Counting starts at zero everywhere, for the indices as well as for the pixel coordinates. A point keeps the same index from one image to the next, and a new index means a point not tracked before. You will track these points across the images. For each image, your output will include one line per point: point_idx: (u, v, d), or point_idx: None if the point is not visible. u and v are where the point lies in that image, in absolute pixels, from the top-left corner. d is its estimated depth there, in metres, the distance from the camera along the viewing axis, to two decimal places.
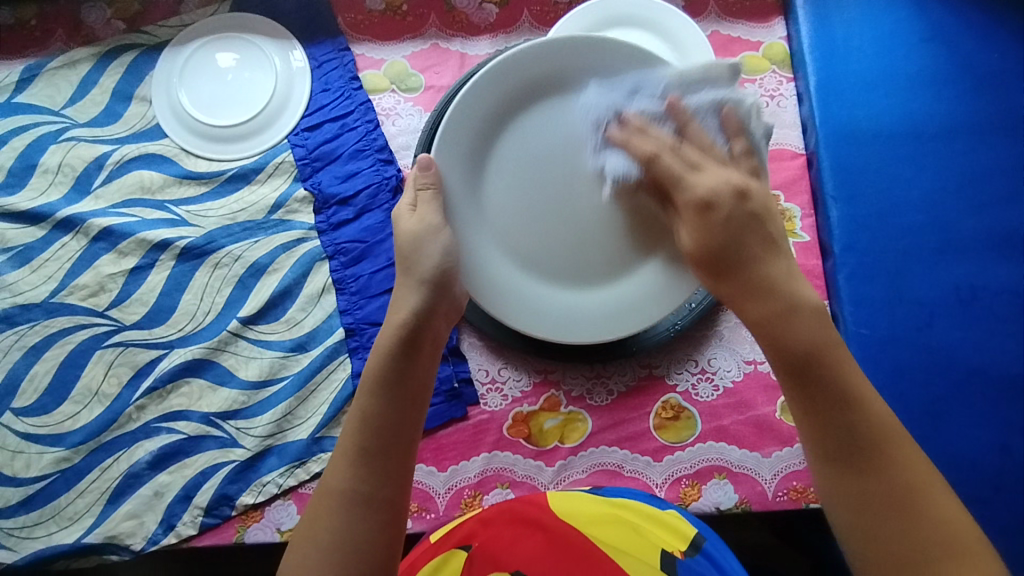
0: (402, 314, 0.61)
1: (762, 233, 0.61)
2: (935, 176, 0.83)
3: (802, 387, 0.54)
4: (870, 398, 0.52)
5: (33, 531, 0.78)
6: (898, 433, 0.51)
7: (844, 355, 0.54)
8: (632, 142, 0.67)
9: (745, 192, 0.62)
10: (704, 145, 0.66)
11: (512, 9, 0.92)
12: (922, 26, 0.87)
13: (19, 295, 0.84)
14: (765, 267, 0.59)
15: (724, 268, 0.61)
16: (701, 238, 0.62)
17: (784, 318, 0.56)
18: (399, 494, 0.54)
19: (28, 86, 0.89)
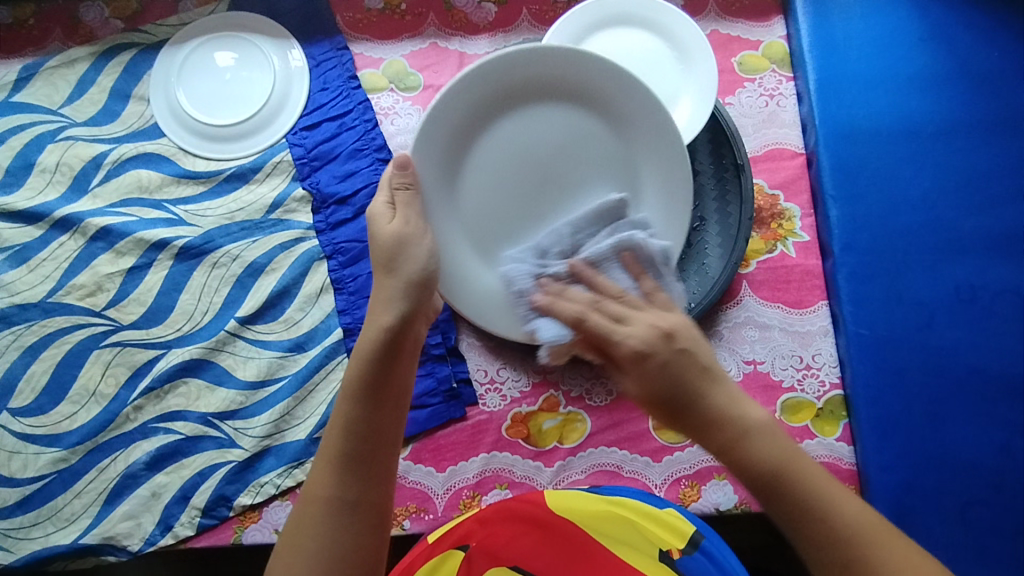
0: (386, 319, 0.57)
1: (697, 363, 0.49)
2: (936, 175, 0.83)
3: (775, 506, 0.47)
4: (836, 504, 0.46)
5: (29, 532, 0.78)
6: (873, 527, 0.46)
7: (804, 466, 0.48)
8: (556, 305, 0.56)
9: (671, 330, 0.50)
10: (621, 294, 0.55)
11: (511, 8, 0.92)
12: (921, 25, 0.86)
13: (16, 295, 0.83)
14: (709, 397, 0.49)
15: (676, 412, 0.49)
16: (642, 390, 0.49)
17: (740, 451, 0.47)
18: (384, 498, 0.54)
19: (26, 84, 0.89)
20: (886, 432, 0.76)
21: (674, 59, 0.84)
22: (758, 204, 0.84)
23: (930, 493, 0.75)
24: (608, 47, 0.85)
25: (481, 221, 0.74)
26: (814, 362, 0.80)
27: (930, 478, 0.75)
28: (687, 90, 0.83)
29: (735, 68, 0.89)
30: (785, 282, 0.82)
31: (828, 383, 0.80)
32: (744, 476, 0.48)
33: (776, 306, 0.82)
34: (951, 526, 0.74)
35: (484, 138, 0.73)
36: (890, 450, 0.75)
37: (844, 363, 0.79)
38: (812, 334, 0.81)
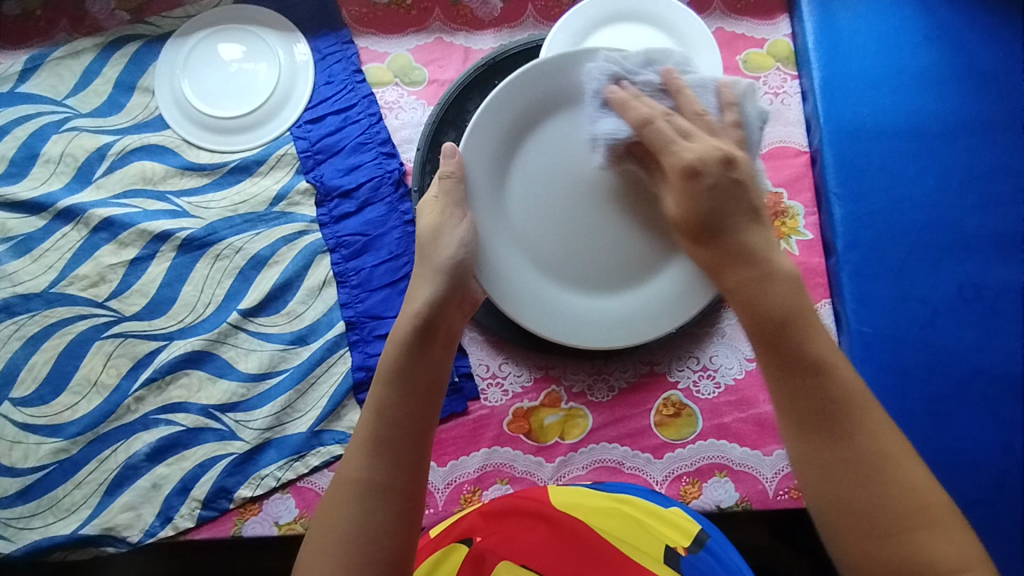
0: (416, 306, 0.60)
1: (744, 200, 0.55)
2: (940, 175, 0.83)
3: (773, 351, 0.50)
4: (839, 370, 0.48)
5: (30, 522, 0.78)
6: (867, 399, 0.48)
7: (819, 326, 0.50)
8: (631, 104, 0.61)
9: (731, 157, 0.56)
10: (702, 115, 0.60)
11: (517, 3, 0.92)
12: (927, 24, 0.86)
13: (19, 285, 0.83)
14: (749, 234, 0.54)
15: (712, 235, 0.55)
16: (685, 207, 0.56)
17: (761, 282, 0.52)
18: (415, 484, 0.53)
19: (32, 75, 0.89)
20: None
21: None
22: None
23: None
24: (614, 43, 0.85)
25: (527, 235, 0.73)
26: None
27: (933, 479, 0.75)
28: None
29: (740, 66, 0.89)
30: None
31: None
32: (752, 315, 0.52)
33: None
34: None
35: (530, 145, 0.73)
36: None
37: None
38: None
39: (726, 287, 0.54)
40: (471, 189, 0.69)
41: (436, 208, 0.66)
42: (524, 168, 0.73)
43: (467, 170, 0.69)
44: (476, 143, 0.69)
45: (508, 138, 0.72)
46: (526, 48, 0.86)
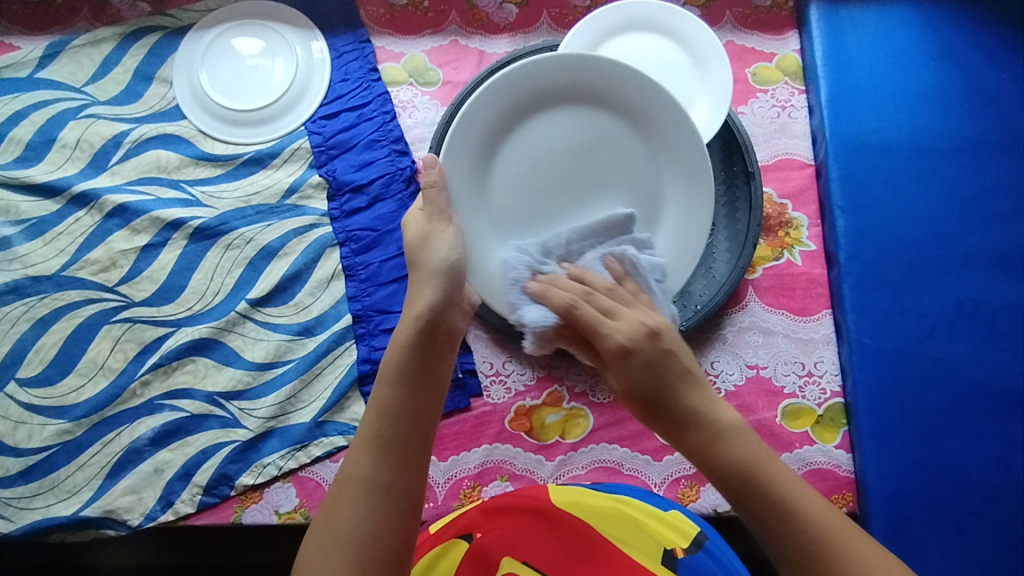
0: (418, 306, 0.60)
1: (676, 366, 0.56)
2: (942, 191, 0.84)
3: (745, 510, 0.50)
4: (808, 511, 0.48)
5: (30, 503, 0.78)
6: (838, 533, 0.47)
7: (774, 465, 0.50)
8: (551, 293, 0.60)
9: (657, 329, 0.57)
10: (612, 291, 0.61)
11: (532, 10, 0.94)
12: (932, 45, 0.88)
13: (30, 267, 0.84)
14: (686, 396, 0.54)
15: (658, 406, 0.55)
16: (624, 383, 0.56)
17: (716, 442, 0.52)
18: (418, 483, 0.53)
19: (51, 61, 0.90)
20: (886, 442, 0.77)
21: (690, 67, 0.86)
22: (766, 212, 0.86)
23: (927, 504, 0.75)
24: (626, 51, 0.86)
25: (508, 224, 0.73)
26: (816, 369, 0.81)
27: (928, 489, 0.76)
28: (702, 96, 0.84)
29: (748, 78, 0.90)
30: (790, 289, 0.84)
31: (829, 391, 0.80)
32: (715, 476, 0.52)
33: (780, 313, 0.83)
34: (947, 537, 0.74)
35: (511, 142, 0.73)
36: (888, 459, 0.76)
37: (846, 371, 0.80)
38: (815, 342, 0.82)
39: (681, 449, 0.54)
40: (452, 188, 0.70)
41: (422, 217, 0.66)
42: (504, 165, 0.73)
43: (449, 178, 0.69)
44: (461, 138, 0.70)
45: (488, 141, 0.72)
46: (539, 52, 0.87)
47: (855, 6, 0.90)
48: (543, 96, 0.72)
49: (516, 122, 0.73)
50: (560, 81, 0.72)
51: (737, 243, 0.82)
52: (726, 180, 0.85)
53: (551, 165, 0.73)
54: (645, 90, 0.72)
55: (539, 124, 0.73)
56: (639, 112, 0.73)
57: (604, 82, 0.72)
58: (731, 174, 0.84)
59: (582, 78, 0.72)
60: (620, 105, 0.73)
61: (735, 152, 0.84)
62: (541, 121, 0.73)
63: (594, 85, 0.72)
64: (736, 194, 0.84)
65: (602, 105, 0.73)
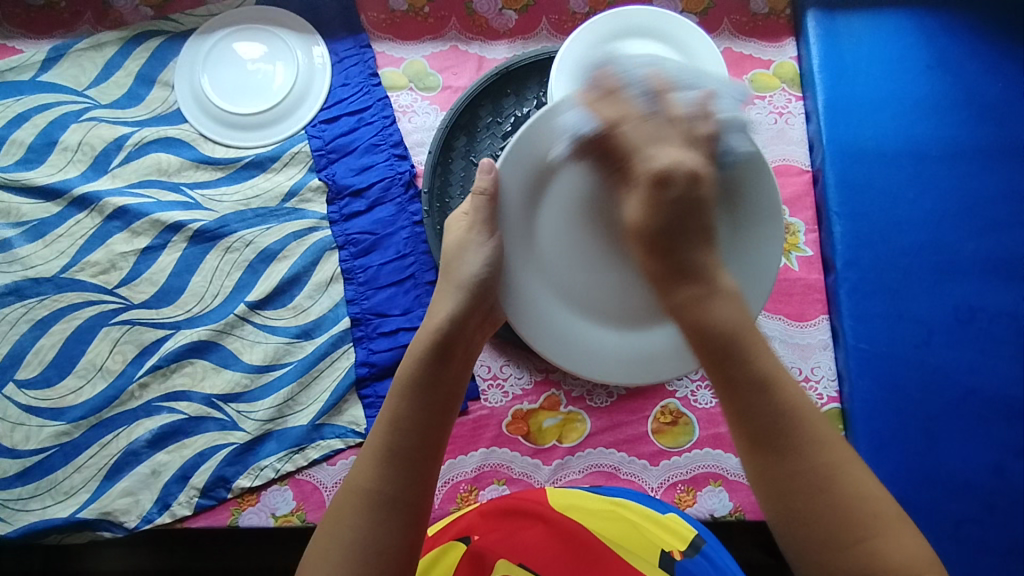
0: (438, 319, 0.58)
1: (699, 221, 0.53)
2: (938, 198, 0.85)
3: (722, 371, 0.49)
4: (787, 386, 0.48)
5: (27, 504, 0.78)
6: (801, 407, 0.48)
7: (759, 340, 0.50)
8: (600, 106, 0.58)
9: (701, 174, 0.53)
10: (693, 117, 0.56)
11: (531, 16, 0.94)
12: (929, 53, 0.89)
13: (30, 269, 0.85)
14: (698, 249, 0.53)
15: (666, 247, 0.53)
16: (647, 216, 0.53)
17: (704, 301, 0.51)
18: (422, 498, 0.53)
19: (53, 65, 0.91)
20: (882, 447, 0.77)
21: None
22: None
23: (924, 510, 0.75)
24: None
25: (556, 258, 0.64)
26: (813, 374, 0.82)
27: (925, 495, 0.76)
28: None
29: (746, 85, 0.91)
30: (787, 295, 0.84)
31: (825, 396, 0.81)
32: (700, 331, 0.50)
33: (777, 318, 0.83)
34: (944, 543, 0.74)
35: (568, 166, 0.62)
36: (885, 464, 0.77)
37: (842, 376, 0.81)
38: (811, 347, 0.82)
39: (667, 297, 0.53)
40: (502, 210, 0.62)
41: (464, 225, 0.62)
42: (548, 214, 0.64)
43: (502, 191, 0.62)
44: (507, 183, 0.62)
45: (546, 162, 0.62)
46: (539, 58, 0.88)
47: (853, 14, 0.91)
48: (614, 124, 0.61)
49: (578, 146, 0.63)
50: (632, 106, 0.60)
51: None
52: None
53: (609, 200, 0.64)
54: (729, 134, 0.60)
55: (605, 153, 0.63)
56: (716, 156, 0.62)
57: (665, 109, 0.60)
58: None
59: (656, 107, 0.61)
60: None
61: None
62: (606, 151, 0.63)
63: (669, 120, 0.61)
64: None
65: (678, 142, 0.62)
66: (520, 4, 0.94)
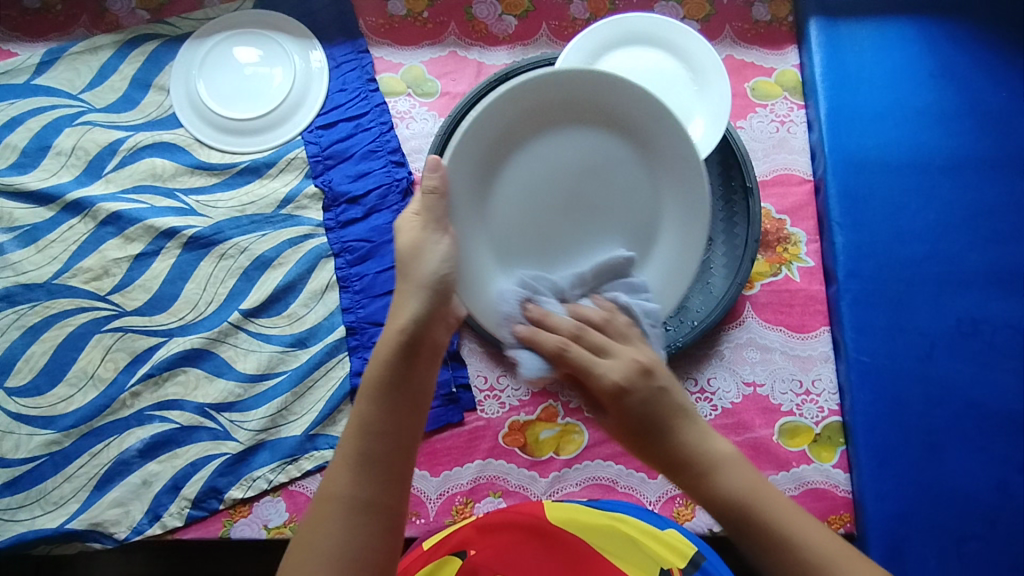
0: (401, 320, 0.55)
1: (671, 403, 0.54)
2: (941, 209, 0.84)
3: (747, 540, 0.49)
4: (802, 533, 0.48)
5: (16, 514, 0.77)
6: (829, 544, 0.48)
7: (770, 492, 0.51)
8: (550, 317, 0.58)
9: (650, 366, 0.55)
10: (607, 324, 0.58)
11: (531, 22, 0.93)
12: (932, 62, 0.88)
13: (22, 274, 0.83)
14: (678, 435, 0.53)
15: (648, 441, 0.54)
16: (618, 418, 0.54)
17: (710, 475, 0.51)
18: (399, 500, 0.52)
19: (48, 68, 0.90)
20: (884, 462, 0.76)
21: (689, 81, 0.85)
22: (765, 227, 0.85)
23: (926, 525, 0.74)
24: (625, 65, 0.86)
25: (507, 247, 0.64)
26: (814, 387, 0.80)
27: (926, 510, 0.75)
28: (701, 111, 0.84)
29: (747, 93, 0.90)
30: (788, 306, 0.83)
31: (826, 409, 0.80)
32: (716, 512, 0.51)
33: (778, 329, 0.82)
34: (945, 560, 0.73)
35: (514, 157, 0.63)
36: (887, 479, 0.76)
37: (844, 389, 0.79)
38: (813, 359, 0.81)
39: (675, 478, 0.53)
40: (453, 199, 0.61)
41: (417, 223, 0.58)
42: (514, 175, 0.63)
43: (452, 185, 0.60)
44: (458, 166, 0.60)
45: (493, 151, 0.62)
46: (538, 65, 0.87)
47: (855, 22, 0.90)
48: (544, 113, 0.63)
49: (518, 136, 0.63)
50: (553, 93, 0.62)
51: (735, 258, 0.82)
52: (724, 194, 0.84)
53: (557, 185, 0.64)
54: (653, 115, 0.63)
55: (545, 137, 0.63)
56: (646, 137, 0.65)
57: (588, 92, 0.63)
58: (730, 189, 0.84)
59: (575, 94, 0.63)
60: (627, 127, 0.64)
61: (733, 167, 0.84)
62: (548, 134, 0.63)
63: (599, 104, 0.63)
64: (734, 210, 0.84)
65: (608, 125, 0.64)
66: (520, 9, 0.94)
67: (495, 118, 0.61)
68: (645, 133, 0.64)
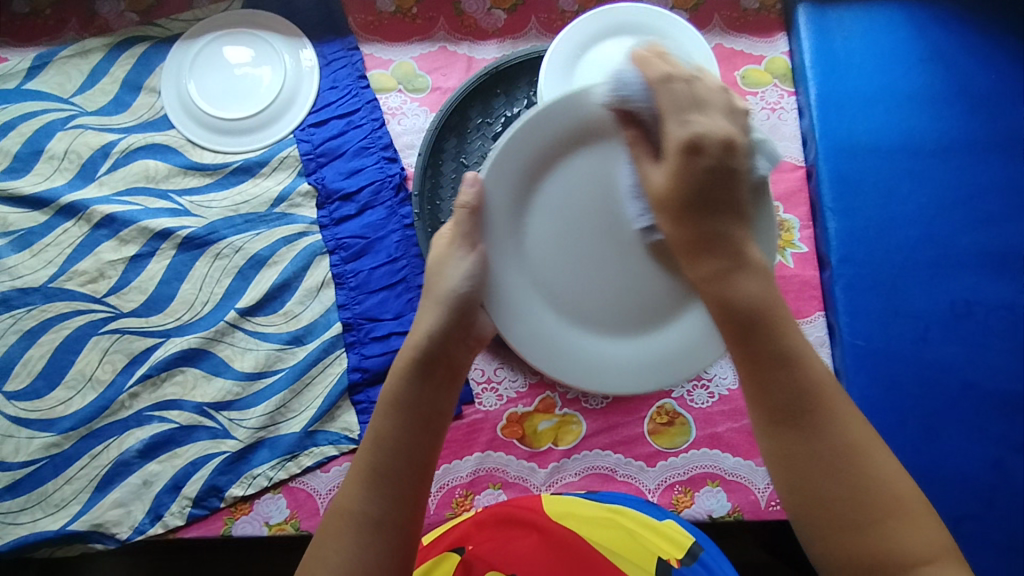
0: (419, 333, 0.54)
1: (743, 182, 0.52)
2: (933, 191, 0.84)
3: (744, 349, 0.49)
4: (812, 359, 0.49)
5: (17, 517, 0.77)
6: (832, 384, 0.49)
7: (785, 317, 0.50)
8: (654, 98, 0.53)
9: (734, 143, 0.52)
10: (699, 100, 0.53)
11: (520, 16, 0.94)
12: (921, 46, 0.88)
13: (17, 279, 0.84)
14: (731, 226, 0.51)
15: (696, 215, 0.51)
16: (673, 182, 0.52)
17: (726, 276, 0.51)
18: (409, 523, 0.51)
19: (39, 72, 0.90)
20: None
21: None
22: None
23: None
24: (616, 55, 0.86)
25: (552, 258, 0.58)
26: None
27: (924, 491, 0.75)
28: None
29: (738, 81, 0.90)
30: (782, 292, 0.83)
31: None
32: (724, 310, 0.50)
33: None
34: None
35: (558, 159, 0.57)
36: None
37: (839, 374, 0.80)
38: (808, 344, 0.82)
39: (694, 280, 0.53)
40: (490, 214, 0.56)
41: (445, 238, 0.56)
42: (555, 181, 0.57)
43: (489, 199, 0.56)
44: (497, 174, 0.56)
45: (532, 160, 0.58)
46: (529, 57, 0.87)
47: (844, 8, 0.90)
48: None
49: None
50: None
51: None
52: None
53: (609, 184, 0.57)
54: None
55: None
56: None
57: None
58: None
59: None
60: None
61: None
62: None
63: None
64: None
65: None
66: (509, 3, 0.94)
67: (531, 141, 0.56)
68: None
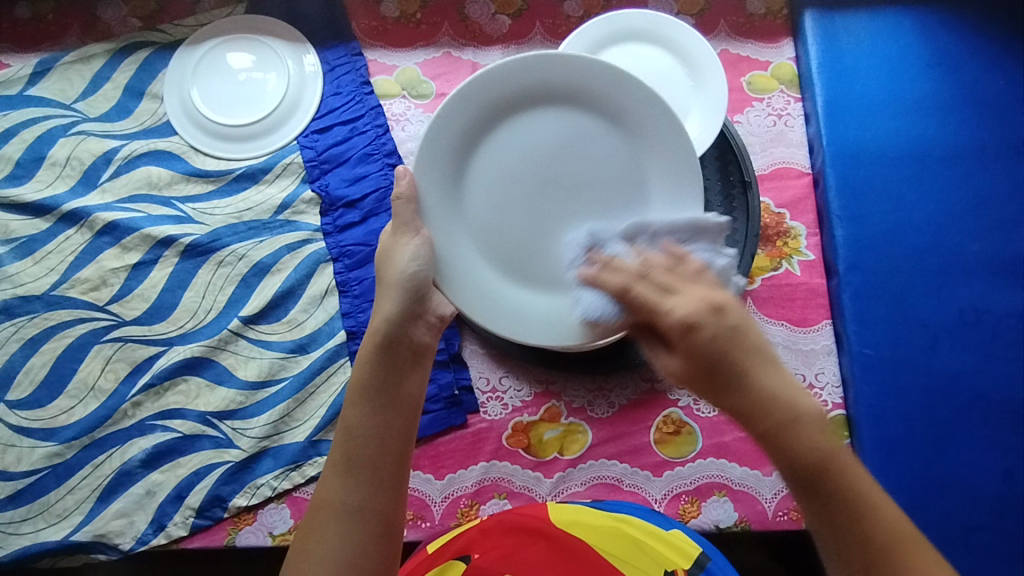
0: (378, 321, 0.59)
1: (746, 342, 0.49)
2: (941, 199, 0.83)
3: (816, 503, 0.46)
4: (882, 508, 0.46)
5: (19, 527, 0.77)
6: (907, 534, 0.45)
7: (849, 461, 0.46)
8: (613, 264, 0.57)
9: (722, 305, 0.51)
10: (674, 265, 0.55)
11: (525, 21, 0.93)
12: (928, 52, 0.88)
13: (20, 286, 0.83)
14: (757, 379, 0.48)
15: (716, 388, 0.49)
16: (688, 358, 0.50)
17: (791, 430, 0.46)
18: (389, 504, 0.53)
19: (41, 78, 0.90)
20: (888, 454, 0.76)
21: (685, 77, 0.85)
22: (764, 222, 0.85)
23: (933, 516, 0.74)
24: (621, 62, 0.85)
25: (486, 231, 0.67)
26: (817, 381, 0.80)
27: (933, 501, 0.75)
28: (697, 105, 0.83)
29: (744, 87, 0.90)
30: (789, 300, 0.83)
31: (831, 403, 0.80)
32: (787, 464, 0.47)
33: (780, 324, 0.82)
34: (953, 551, 0.73)
35: (482, 150, 0.67)
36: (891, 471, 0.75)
37: (847, 382, 0.79)
38: (816, 353, 0.81)
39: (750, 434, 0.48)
40: (424, 202, 0.64)
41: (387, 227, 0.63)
42: (481, 168, 0.66)
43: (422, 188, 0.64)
44: (426, 170, 0.64)
45: (457, 152, 0.66)
46: None
47: (851, 15, 0.90)
48: (514, 102, 0.66)
49: (488, 126, 0.66)
50: (526, 83, 0.66)
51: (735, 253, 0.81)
52: (723, 190, 0.83)
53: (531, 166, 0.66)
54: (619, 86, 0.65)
55: (514, 126, 0.67)
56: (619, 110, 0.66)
57: (550, 73, 0.65)
58: (728, 184, 0.83)
59: (543, 79, 0.66)
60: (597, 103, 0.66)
61: (731, 163, 0.83)
62: (523, 121, 0.67)
63: (553, 84, 0.66)
64: (734, 205, 0.82)
65: (578, 106, 0.66)
66: (513, 9, 0.93)
67: (450, 129, 0.64)
68: (612, 103, 0.66)
